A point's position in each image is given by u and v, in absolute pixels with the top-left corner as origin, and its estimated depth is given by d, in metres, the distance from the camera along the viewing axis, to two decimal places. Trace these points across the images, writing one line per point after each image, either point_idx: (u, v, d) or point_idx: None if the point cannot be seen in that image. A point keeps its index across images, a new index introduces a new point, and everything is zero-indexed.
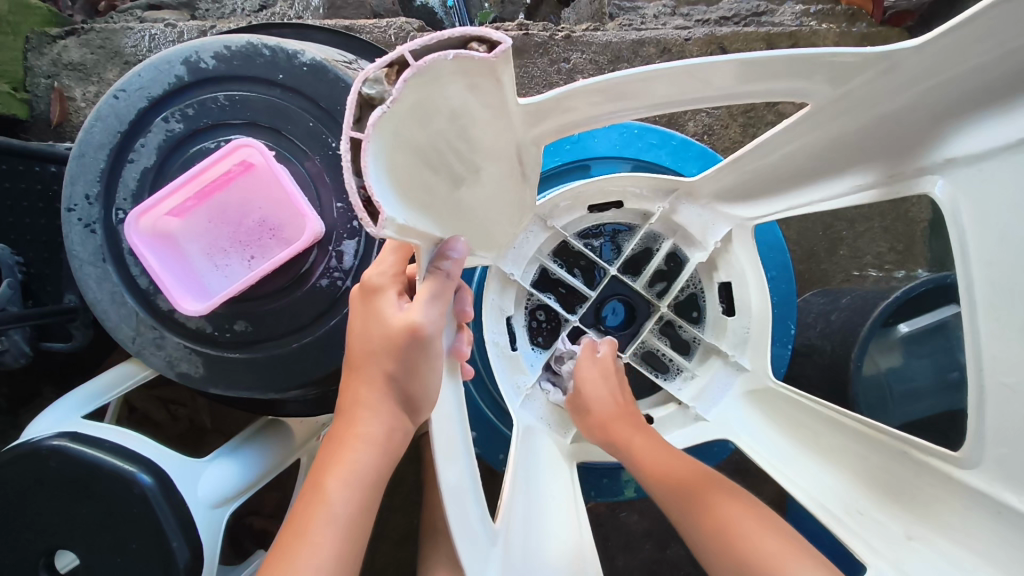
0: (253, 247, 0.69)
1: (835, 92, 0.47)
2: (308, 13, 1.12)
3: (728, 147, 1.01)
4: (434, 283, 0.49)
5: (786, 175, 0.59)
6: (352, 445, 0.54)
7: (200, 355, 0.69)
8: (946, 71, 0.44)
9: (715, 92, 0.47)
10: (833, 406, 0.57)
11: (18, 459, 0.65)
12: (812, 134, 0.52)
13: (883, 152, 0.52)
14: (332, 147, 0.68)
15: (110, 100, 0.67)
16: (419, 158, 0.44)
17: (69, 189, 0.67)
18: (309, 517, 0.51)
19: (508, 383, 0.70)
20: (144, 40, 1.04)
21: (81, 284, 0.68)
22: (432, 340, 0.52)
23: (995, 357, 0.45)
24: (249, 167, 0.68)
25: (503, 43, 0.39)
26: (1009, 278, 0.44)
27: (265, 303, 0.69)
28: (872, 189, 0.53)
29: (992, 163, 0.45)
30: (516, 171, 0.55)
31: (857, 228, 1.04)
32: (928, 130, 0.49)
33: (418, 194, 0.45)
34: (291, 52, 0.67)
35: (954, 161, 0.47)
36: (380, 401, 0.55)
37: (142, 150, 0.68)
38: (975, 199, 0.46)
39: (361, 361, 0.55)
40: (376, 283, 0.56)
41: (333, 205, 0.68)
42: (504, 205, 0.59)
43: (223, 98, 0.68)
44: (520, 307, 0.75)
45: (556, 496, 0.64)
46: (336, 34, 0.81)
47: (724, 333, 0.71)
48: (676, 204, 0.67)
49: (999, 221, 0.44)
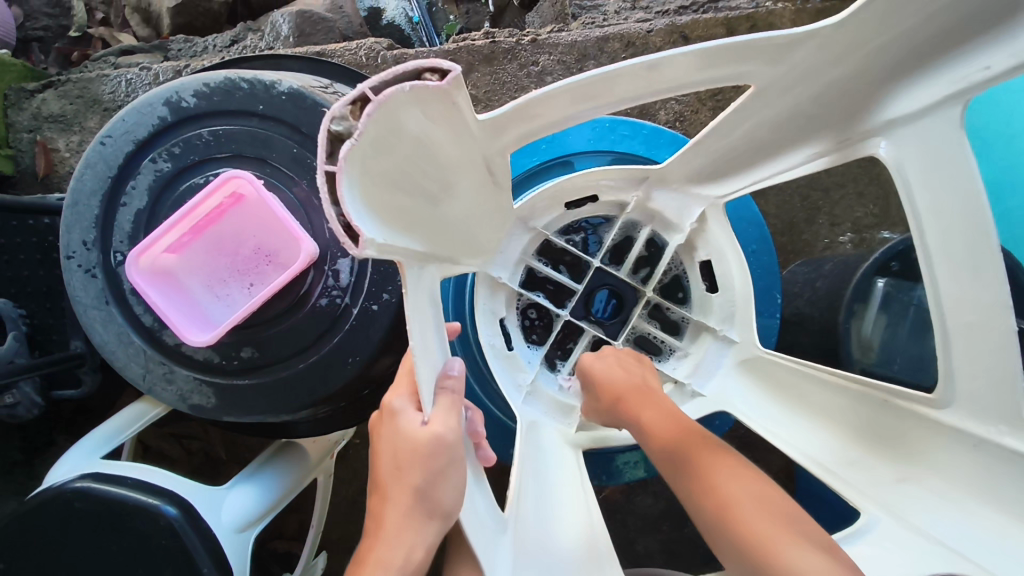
0: (251, 275, 0.71)
1: (778, 72, 0.50)
2: (278, 42, 1.14)
3: (700, 131, 1.04)
4: (443, 400, 0.53)
5: (751, 153, 0.62)
6: (373, 567, 0.54)
7: (211, 386, 0.71)
8: (875, 40, 0.47)
9: (671, 82, 0.50)
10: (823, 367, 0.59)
11: (43, 505, 0.67)
12: (764, 113, 0.55)
13: (832, 121, 0.56)
14: (318, 170, 0.70)
15: (97, 147, 0.69)
16: (388, 184, 0.46)
17: (67, 237, 0.69)
18: None
19: (507, 382, 0.72)
20: (121, 86, 1.06)
21: (87, 327, 0.70)
22: (455, 446, 0.53)
23: (952, 299, 0.48)
24: (239, 199, 0.69)
25: (454, 70, 0.42)
26: (959, 228, 0.47)
27: (269, 327, 0.71)
28: (827, 154, 0.58)
29: (928, 118, 0.48)
30: (488, 182, 0.57)
31: (833, 196, 1.07)
32: (872, 95, 0.53)
33: (397, 220, 0.47)
34: (269, 83, 0.69)
35: (896, 121, 0.51)
36: (399, 522, 0.55)
37: (134, 192, 0.70)
38: (916, 156, 0.49)
39: (387, 482, 0.56)
40: (394, 406, 0.57)
41: (324, 225, 0.70)
42: (479, 217, 0.61)
43: (207, 134, 0.70)
44: (511, 308, 0.78)
45: (561, 484, 0.66)
46: (308, 61, 0.83)
47: (711, 310, 0.73)
48: (649, 191, 0.69)
49: (945, 177, 0.48)
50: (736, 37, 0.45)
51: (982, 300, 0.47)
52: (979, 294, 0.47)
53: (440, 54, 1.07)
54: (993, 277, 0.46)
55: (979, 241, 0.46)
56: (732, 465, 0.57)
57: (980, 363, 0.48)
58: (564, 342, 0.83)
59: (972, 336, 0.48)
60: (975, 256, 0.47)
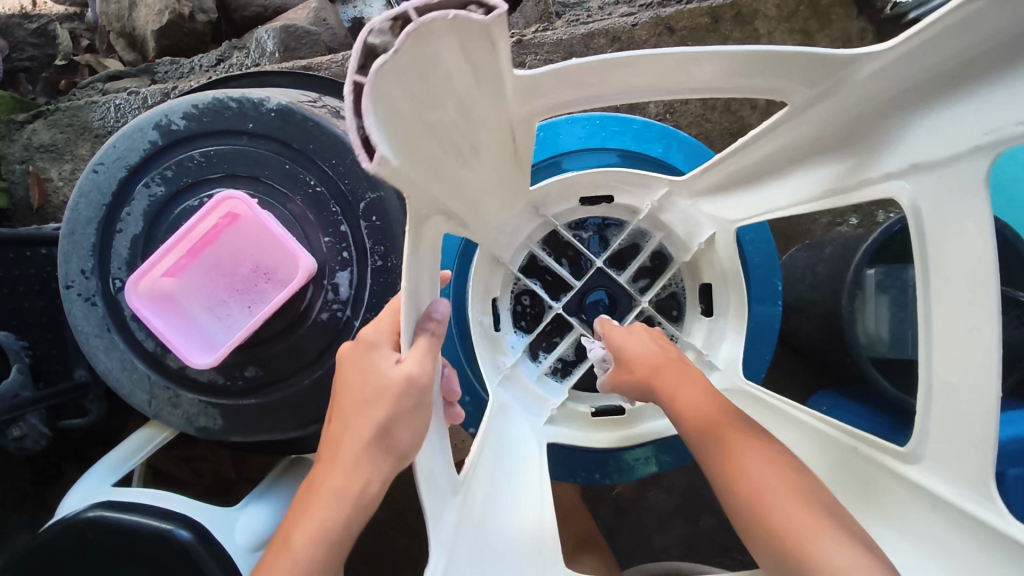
0: (250, 294, 0.71)
1: (818, 96, 0.46)
2: (264, 59, 1.15)
3: (692, 123, 1.04)
4: (422, 344, 0.50)
5: (770, 181, 0.58)
6: (325, 499, 0.50)
7: (217, 407, 0.71)
8: (922, 70, 0.41)
9: (678, 84, 0.48)
10: (818, 415, 0.55)
11: (56, 537, 0.67)
12: (783, 131, 0.51)
13: (852, 154, 0.50)
14: (312, 185, 0.70)
15: (90, 175, 0.69)
16: (417, 121, 0.41)
17: (65, 267, 0.69)
18: (277, 565, 0.49)
19: (487, 356, 0.74)
20: (110, 111, 1.06)
21: (90, 356, 0.70)
22: (426, 390, 0.50)
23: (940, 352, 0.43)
24: (234, 219, 0.69)
25: (500, 8, 0.36)
26: (958, 254, 0.42)
27: (271, 345, 0.71)
28: (834, 194, 0.51)
29: (953, 168, 0.41)
30: (511, 150, 0.55)
31: None
32: (892, 129, 0.46)
33: (419, 163, 0.43)
34: (257, 100, 0.69)
35: (918, 166, 0.44)
36: (355, 460, 0.51)
37: (129, 219, 0.70)
38: (932, 190, 0.43)
39: (350, 412, 0.53)
40: (372, 341, 0.55)
41: (321, 240, 0.71)
42: (490, 178, 0.57)
43: (199, 155, 0.70)
44: (506, 291, 0.80)
45: (523, 468, 0.64)
46: (296, 76, 0.83)
47: (700, 333, 0.76)
48: (665, 204, 0.70)
49: (948, 203, 0.42)
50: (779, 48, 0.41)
51: (962, 356, 0.42)
52: (965, 352, 0.42)
53: None
54: (980, 331, 0.40)
55: (976, 289, 0.40)
56: (770, 452, 0.51)
57: (957, 424, 0.42)
58: (550, 336, 0.83)
59: (952, 395, 0.43)
60: (963, 306, 0.42)
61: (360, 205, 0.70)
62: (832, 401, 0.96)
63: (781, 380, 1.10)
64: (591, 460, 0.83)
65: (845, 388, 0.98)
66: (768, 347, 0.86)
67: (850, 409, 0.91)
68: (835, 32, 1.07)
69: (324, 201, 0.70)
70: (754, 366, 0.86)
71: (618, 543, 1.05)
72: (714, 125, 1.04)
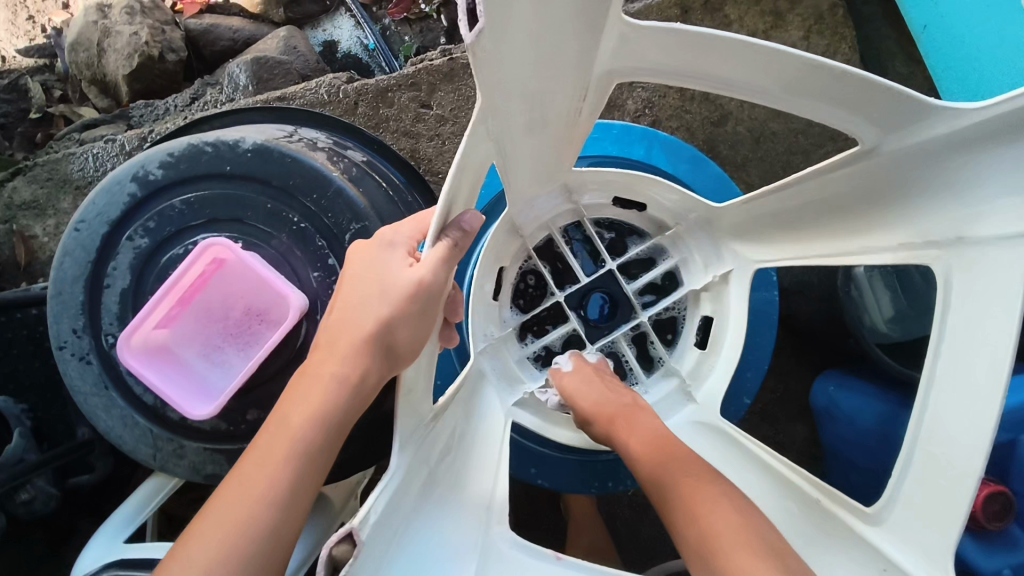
0: (244, 337, 0.70)
1: (887, 137, 0.52)
2: (238, 93, 1.13)
3: (671, 116, 1.03)
4: (444, 249, 0.50)
5: (809, 221, 0.63)
6: (325, 385, 0.53)
7: (222, 454, 0.71)
8: (986, 143, 0.47)
9: (753, 88, 0.54)
10: (791, 465, 0.58)
11: None
12: (841, 174, 0.57)
13: (894, 211, 0.56)
14: (296, 222, 0.70)
15: (72, 234, 0.69)
16: (511, 32, 0.44)
17: (56, 328, 0.69)
18: (274, 440, 0.52)
19: (479, 320, 0.74)
20: (89, 161, 1.06)
21: (91, 415, 0.70)
22: (434, 294, 0.53)
23: (937, 424, 0.49)
24: (221, 263, 0.68)
25: None
26: (979, 320, 0.48)
27: (270, 386, 0.70)
28: (873, 247, 0.57)
29: (995, 250, 0.47)
30: (576, 107, 0.60)
31: (813, 157, 1.04)
32: (939, 204, 0.52)
33: (497, 71, 0.46)
34: (232, 141, 0.69)
35: (965, 239, 0.50)
36: (356, 352, 0.54)
37: (116, 273, 0.69)
38: (966, 267, 0.50)
39: (353, 302, 0.55)
40: (389, 240, 0.57)
41: (311, 276, 0.70)
42: (538, 129, 0.61)
43: (180, 203, 0.69)
44: (515, 262, 0.80)
45: (486, 431, 0.66)
46: (269, 111, 0.83)
47: (690, 361, 0.77)
48: (692, 232, 0.76)
49: (979, 278, 0.48)
50: (872, 74, 0.46)
51: (958, 427, 0.47)
52: (963, 429, 0.47)
53: (398, 79, 1.07)
54: (984, 408, 0.46)
55: (989, 368, 0.46)
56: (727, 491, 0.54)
57: (935, 497, 0.48)
58: (542, 323, 0.81)
59: (939, 467, 0.48)
60: (969, 383, 0.47)
61: (345, 237, 0.70)
62: (839, 380, 0.94)
63: (787, 365, 1.06)
64: (604, 470, 0.81)
65: (852, 368, 0.96)
66: (768, 339, 0.83)
67: (859, 388, 0.90)
68: (806, 10, 1.06)
69: (309, 236, 0.70)
70: (756, 359, 0.83)
71: (636, 547, 1.03)
72: (695, 116, 1.04)
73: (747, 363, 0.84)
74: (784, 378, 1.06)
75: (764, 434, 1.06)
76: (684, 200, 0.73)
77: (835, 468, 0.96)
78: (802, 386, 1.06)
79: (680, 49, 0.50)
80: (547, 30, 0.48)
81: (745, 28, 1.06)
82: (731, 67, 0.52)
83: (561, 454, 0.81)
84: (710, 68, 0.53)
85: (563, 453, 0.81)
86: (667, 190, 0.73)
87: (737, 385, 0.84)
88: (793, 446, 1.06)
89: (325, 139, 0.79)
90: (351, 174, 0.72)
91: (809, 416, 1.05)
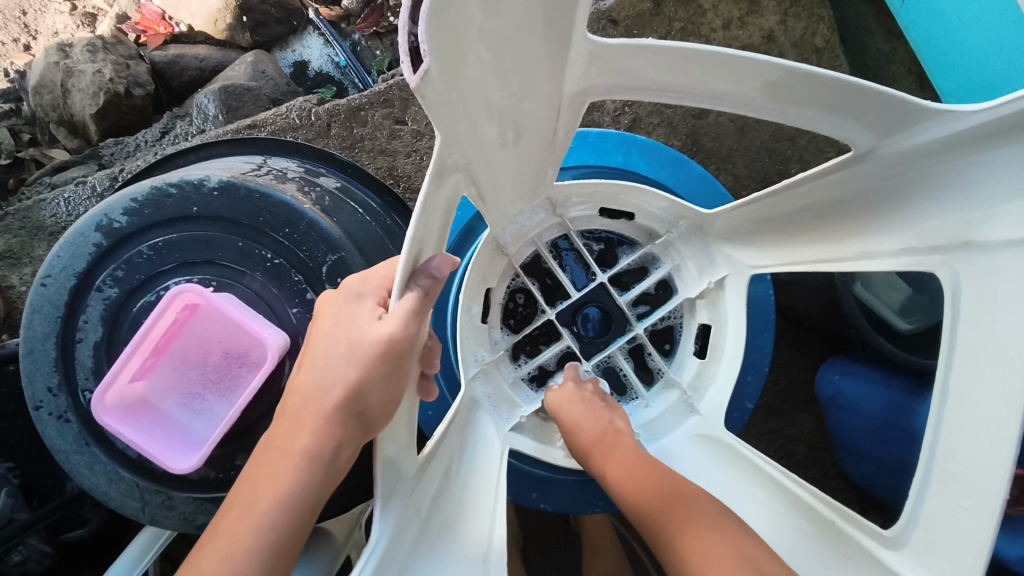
0: (224, 383, 0.68)
1: (884, 141, 0.50)
2: (209, 123, 1.11)
3: (651, 112, 1.01)
4: (411, 302, 0.48)
5: (806, 225, 0.62)
6: (298, 461, 0.52)
7: (211, 502, 0.68)
8: (993, 141, 0.44)
9: (739, 100, 0.52)
10: (800, 482, 0.57)
11: None
12: (836, 177, 0.55)
13: (893, 215, 0.54)
14: (269, 259, 0.67)
15: (39, 289, 0.66)
16: (462, 65, 0.42)
17: (31, 388, 0.67)
18: (242, 521, 0.50)
19: (468, 344, 0.72)
20: (61, 206, 1.04)
21: (74, 474, 0.68)
22: (408, 350, 0.51)
23: (953, 443, 0.47)
24: (193, 309, 0.66)
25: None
26: (986, 331, 0.46)
27: (255, 430, 0.68)
28: (875, 254, 0.56)
29: (1004, 256, 0.45)
30: (551, 126, 0.59)
31: (800, 143, 1.01)
32: (944, 206, 0.50)
33: (456, 108, 0.44)
34: (197, 181, 0.66)
35: (973, 244, 0.48)
36: (327, 421, 0.52)
37: (87, 326, 0.67)
38: (972, 277, 0.48)
39: (322, 364, 0.53)
40: (358, 291, 0.55)
41: (289, 312, 0.68)
42: (514, 151, 0.58)
43: (147, 249, 0.67)
44: (501, 282, 0.77)
45: (479, 470, 0.63)
46: (235, 143, 0.81)
47: (689, 373, 0.75)
48: (685, 240, 0.73)
49: (992, 290, 0.46)
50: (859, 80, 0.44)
51: (969, 449, 0.46)
52: (979, 447, 0.45)
53: (370, 97, 1.05)
54: (998, 427, 0.44)
55: (1001, 383, 0.44)
56: (726, 523, 0.53)
57: (954, 520, 0.46)
58: (535, 342, 0.79)
59: (957, 487, 0.46)
60: (984, 402, 0.45)
61: (323, 269, 0.67)
62: (843, 368, 0.92)
63: (789, 355, 1.03)
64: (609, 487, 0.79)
65: (855, 355, 0.94)
66: (768, 339, 0.80)
67: (866, 376, 0.88)
68: None
69: (285, 272, 0.67)
70: (756, 361, 0.81)
71: (651, 553, 1.01)
72: (675, 110, 1.01)
73: (748, 366, 0.81)
74: (787, 368, 1.03)
75: (772, 428, 1.04)
76: (671, 205, 0.70)
77: (849, 459, 0.95)
78: (806, 375, 1.03)
79: (649, 59, 0.48)
80: (510, 48, 0.45)
81: (720, 17, 1.04)
82: (705, 71, 0.49)
83: (563, 475, 0.78)
84: (683, 76, 0.50)
85: (566, 475, 0.78)
86: (652, 196, 0.70)
87: (739, 389, 0.81)
88: (802, 437, 1.04)
89: (296, 168, 0.77)
90: (324, 204, 0.70)
91: (816, 405, 1.03)
